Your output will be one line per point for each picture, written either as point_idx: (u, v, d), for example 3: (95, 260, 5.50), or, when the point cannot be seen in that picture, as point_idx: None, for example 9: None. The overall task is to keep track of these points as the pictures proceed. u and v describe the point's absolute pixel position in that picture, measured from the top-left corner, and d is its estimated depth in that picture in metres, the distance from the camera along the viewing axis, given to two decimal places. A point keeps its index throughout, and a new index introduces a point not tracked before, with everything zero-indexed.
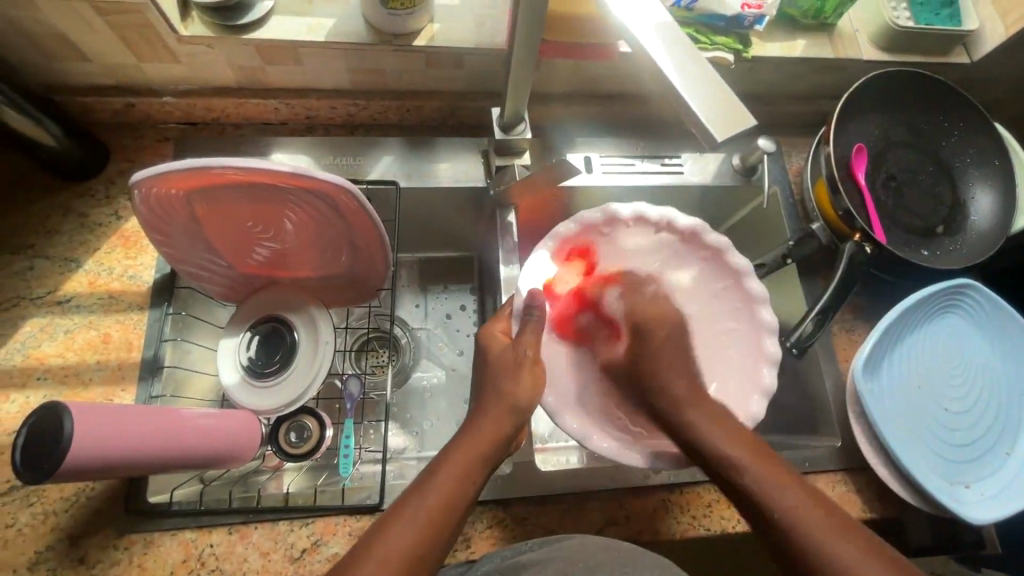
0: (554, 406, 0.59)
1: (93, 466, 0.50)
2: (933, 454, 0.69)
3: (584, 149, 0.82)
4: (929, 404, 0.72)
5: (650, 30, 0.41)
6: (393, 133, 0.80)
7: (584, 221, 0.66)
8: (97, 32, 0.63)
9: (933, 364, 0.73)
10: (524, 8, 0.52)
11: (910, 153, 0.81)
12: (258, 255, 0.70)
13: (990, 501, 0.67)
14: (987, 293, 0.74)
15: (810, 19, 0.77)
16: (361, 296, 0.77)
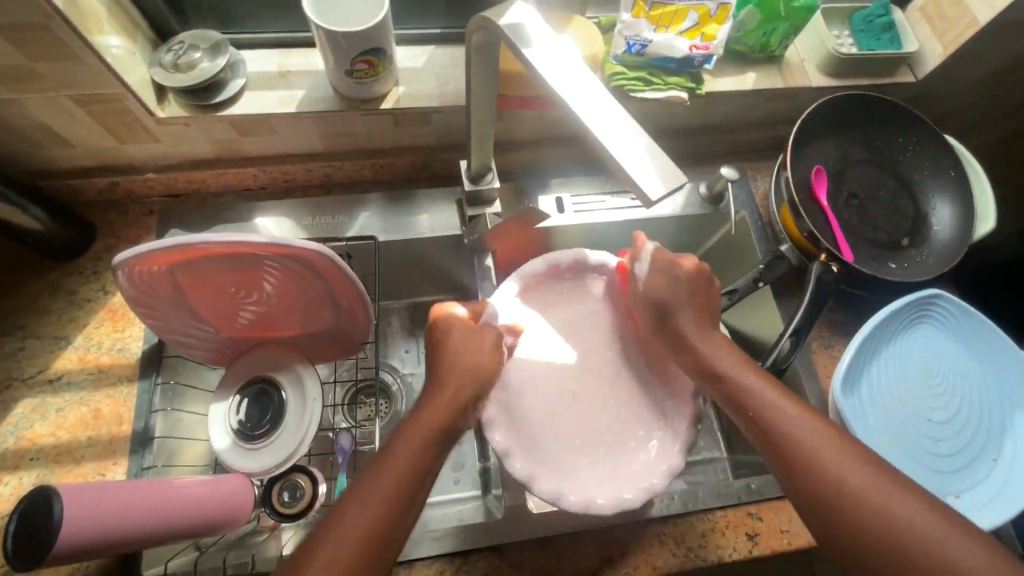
0: (549, 491, 0.60)
1: (86, 545, 0.50)
2: (920, 466, 0.70)
3: (555, 190, 0.85)
4: (912, 415, 0.73)
5: (586, 97, 0.43)
6: (370, 190, 0.83)
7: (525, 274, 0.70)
8: (77, 120, 0.66)
9: (914, 375, 0.75)
10: (476, 74, 0.55)
11: (869, 170, 0.84)
12: (243, 318, 0.72)
13: (983, 510, 0.67)
14: (957, 301, 0.76)
15: (757, 53, 0.81)
16: (347, 351, 0.79)
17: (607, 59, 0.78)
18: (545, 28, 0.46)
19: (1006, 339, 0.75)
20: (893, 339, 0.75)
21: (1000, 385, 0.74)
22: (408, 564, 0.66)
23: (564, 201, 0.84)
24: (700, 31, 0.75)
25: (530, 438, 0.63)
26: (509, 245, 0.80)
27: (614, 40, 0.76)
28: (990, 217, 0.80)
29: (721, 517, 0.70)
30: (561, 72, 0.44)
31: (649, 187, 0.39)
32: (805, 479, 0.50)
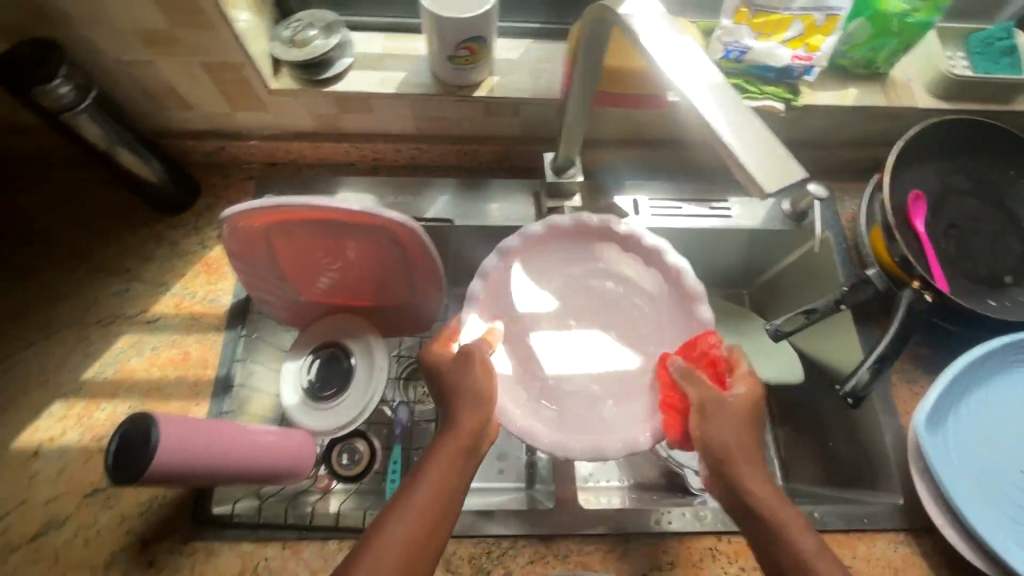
0: (547, 443, 0.59)
1: (173, 471, 0.54)
2: (1008, 519, 0.65)
3: (633, 192, 0.85)
4: (1002, 463, 0.68)
5: (700, 86, 0.42)
6: (453, 175, 0.85)
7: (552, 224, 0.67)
8: (202, 85, 0.71)
9: (1008, 421, 0.69)
10: (582, 63, 0.56)
11: (972, 201, 0.79)
12: (322, 284, 0.75)
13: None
14: None
15: (861, 69, 0.78)
16: (413, 328, 0.81)
17: None
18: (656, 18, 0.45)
19: None
20: (987, 380, 0.70)
21: None
22: (456, 539, 0.66)
23: (640, 204, 0.84)
24: (803, 42, 0.74)
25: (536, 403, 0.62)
26: None
27: (712, 45, 0.75)
28: None
29: None
30: (675, 58, 0.43)
31: (763, 179, 0.37)
32: (770, 551, 0.51)
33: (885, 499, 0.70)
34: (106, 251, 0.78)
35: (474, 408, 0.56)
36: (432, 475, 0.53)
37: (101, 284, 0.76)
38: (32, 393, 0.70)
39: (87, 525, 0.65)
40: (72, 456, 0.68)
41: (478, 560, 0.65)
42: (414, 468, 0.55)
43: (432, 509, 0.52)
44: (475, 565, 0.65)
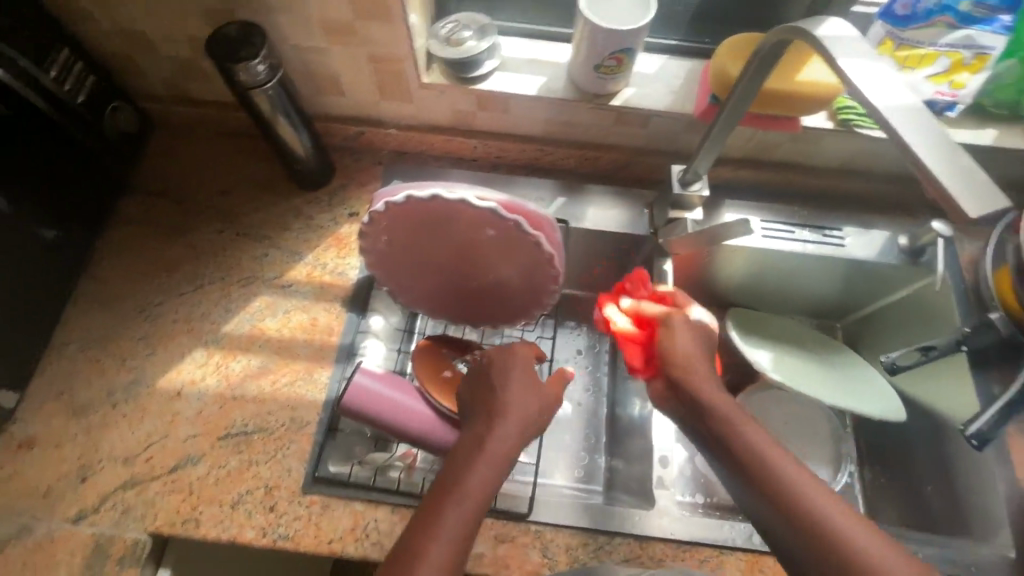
0: (522, 303, 0.79)
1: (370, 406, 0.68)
2: None
3: (746, 210, 0.86)
4: None
5: (904, 110, 0.42)
6: (570, 178, 0.89)
7: (418, 198, 0.64)
8: (361, 74, 0.77)
9: None
10: (750, 71, 0.57)
11: None
12: (417, 281, 0.78)
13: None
14: None
15: (1002, 112, 0.76)
16: (501, 321, 0.82)
17: None
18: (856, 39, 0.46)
19: None
20: None
21: None
22: (555, 527, 0.70)
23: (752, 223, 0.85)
24: (947, 78, 0.74)
25: (499, 303, 0.80)
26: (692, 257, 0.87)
27: None
28: None
29: None
30: (875, 85, 0.44)
31: (972, 207, 0.37)
32: None
33: None
34: (248, 219, 0.85)
35: (501, 457, 0.58)
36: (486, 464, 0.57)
37: (242, 247, 0.83)
38: (178, 339, 0.77)
39: (220, 465, 0.70)
40: (209, 401, 0.73)
41: (576, 551, 0.69)
42: (449, 485, 0.56)
43: (462, 543, 0.53)
44: (571, 554, 0.69)
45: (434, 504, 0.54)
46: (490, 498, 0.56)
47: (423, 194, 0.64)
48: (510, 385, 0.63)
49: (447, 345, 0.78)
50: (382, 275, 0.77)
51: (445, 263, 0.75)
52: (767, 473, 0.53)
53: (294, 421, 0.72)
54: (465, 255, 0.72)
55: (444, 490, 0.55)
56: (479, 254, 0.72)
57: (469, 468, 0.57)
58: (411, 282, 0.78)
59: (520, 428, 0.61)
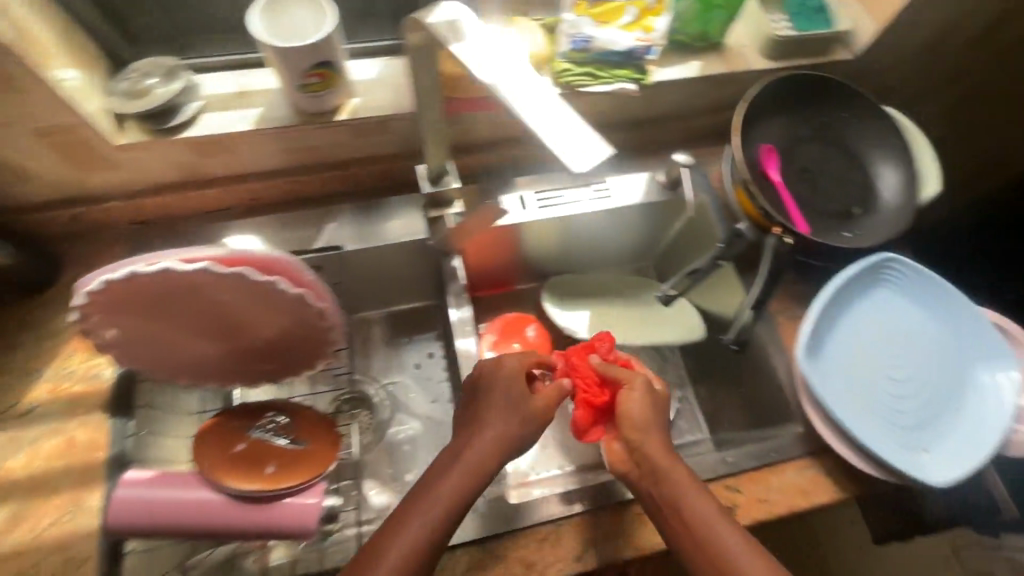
0: (307, 347, 0.74)
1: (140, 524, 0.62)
2: (886, 427, 0.71)
3: (519, 188, 0.89)
4: (874, 380, 0.74)
5: (512, 82, 0.46)
6: (337, 202, 0.85)
7: (113, 279, 0.56)
8: (37, 154, 0.67)
9: (874, 341, 0.76)
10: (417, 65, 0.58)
11: (819, 145, 0.88)
12: (179, 357, 0.70)
13: (950, 467, 0.69)
14: (911, 262, 0.77)
15: (699, 42, 0.83)
16: (294, 369, 0.76)
17: (554, 55, 0.79)
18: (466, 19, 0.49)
19: (963, 297, 0.76)
20: (850, 310, 0.76)
21: (957, 340, 0.76)
22: None
23: (527, 199, 0.88)
24: (639, 25, 0.79)
25: (282, 354, 0.74)
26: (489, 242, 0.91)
27: (560, 39, 0.79)
28: (932, 183, 0.83)
29: None
30: (488, 61, 0.47)
31: (569, 162, 0.43)
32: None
33: (784, 433, 0.78)
34: None
35: (474, 466, 0.61)
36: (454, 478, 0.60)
37: None
38: None
39: None
40: None
41: None
42: (410, 505, 0.59)
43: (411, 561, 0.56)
44: None
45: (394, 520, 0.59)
46: (455, 510, 0.59)
47: (119, 274, 0.56)
48: (493, 400, 0.66)
49: (237, 416, 0.71)
50: (134, 362, 0.68)
51: (199, 331, 0.68)
52: (663, 478, 0.62)
53: (69, 563, 0.62)
54: (218, 320, 0.66)
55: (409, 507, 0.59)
56: (228, 311, 0.65)
57: (437, 483, 0.60)
58: (177, 361, 0.71)
59: (497, 442, 0.63)
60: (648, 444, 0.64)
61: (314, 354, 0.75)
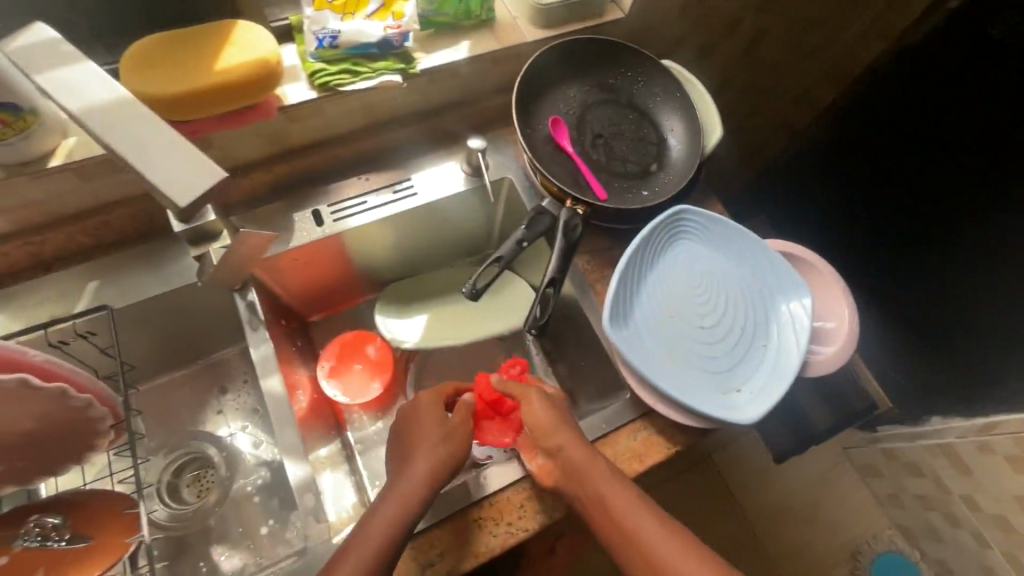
0: (72, 433, 0.64)
1: None
2: (698, 375, 0.73)
3: (313, 203, 0.83)
4: (683, 331, 0.75)
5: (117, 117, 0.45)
6: (98, 256, 0.76)
7: None
8: None
9: (679, 293, 0.77)
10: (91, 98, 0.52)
11: (610, 108, 0.87)
12: None
13: (763, 398, 0.71)
14: (702, 210, 0.78)
15: (464, 20, 0.79)
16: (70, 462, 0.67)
17: (304, 55, 0.72)
18: (73, 53, 0.48)
19: (752, 232, 0.77)
20: (652, 268, 0.77)
21: (756, 276, 0.78)
22: None
23: (323, 213, 0.83)
24: (389, 11, 0.74)
25: (46, 450, 0.64)
26: (298, 266, 0.85)
27: (306, 38, 0.72)
28: (714, 130, 0.85)
29: (535, 484, 0.70)
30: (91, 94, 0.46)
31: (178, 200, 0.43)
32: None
33: (616, 401, 0.78)
34: None
35: (411, 486, 0.62)
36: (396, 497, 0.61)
37: None
38: None
39: None
40: None
41: None
42: (360, 530, 0.59)
43: None
44: None
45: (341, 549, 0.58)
46: (392, 543, 0.58)
47: None
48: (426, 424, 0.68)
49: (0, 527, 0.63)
50: None
51: None
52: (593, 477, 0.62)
53: None
54: None
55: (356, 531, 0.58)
56: None
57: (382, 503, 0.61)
58: None
59: (433, 465, 0.64)
60: (574, 452, 0.64)
61: (88, 440, 0.66)
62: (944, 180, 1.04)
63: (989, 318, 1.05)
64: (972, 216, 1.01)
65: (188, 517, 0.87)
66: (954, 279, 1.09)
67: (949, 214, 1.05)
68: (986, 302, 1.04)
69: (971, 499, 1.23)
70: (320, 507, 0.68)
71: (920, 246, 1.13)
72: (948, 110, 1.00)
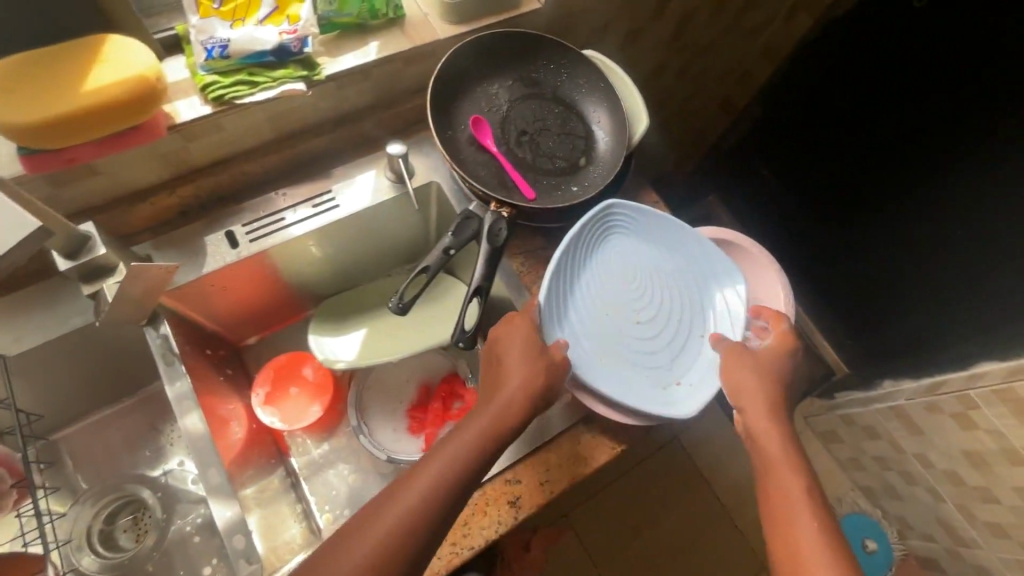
0: None
1: None
2: (635, 372, 0.71)
3: (226, 224, 0.78)
4: (620, 328, 0.73)
5: None
6: None
7: None
8: None
9: (614, 290, 0.75)
10: None
11: (534, 103, 0.84)
12: None
13: (703, 388, 0.71)
14: (631, 205, 0.76)
15: (369, 20, 0.75)
16: None
17: (196, 68, 0.68)
18: None
19: (682, 223, 0.76)
20: (584, 266, 0.74)
21: (688, 266, 0.77)
22: None
23: (238, 234, 0.78)
24: (284, 16, 0.70)
25: None
26: (218, 291, 0.80)
27: (195, 50, 0.67)
28: (642, 118, 0.83)
29: (479, 498, 0.68)
30: None
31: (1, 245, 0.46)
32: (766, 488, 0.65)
33: (560, 403, 0.76)
34: None
35: (475, 432, 0.61)
36: (457, 443, 0.61)
37: None
38: None
39: None
40: None
41: None
42: (422, 464, 0.60)
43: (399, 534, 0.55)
44: None
45: (403, 481, 0.59)
46: (446, 491, 0.58)
47: None
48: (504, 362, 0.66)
49: None
50: None
51: None
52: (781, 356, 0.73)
53: None
54: None
55: (418, 472, 0.59)
56: None
57: (446, 443, 0.61)
58: None
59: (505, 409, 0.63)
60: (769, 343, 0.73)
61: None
62: (893, 166, 1.05)
63: (915, 289, 1.11)
64: (902, 189, 1.05)
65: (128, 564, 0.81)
66: (892, 246, 1.12)
67: (885, 187, 1.08)
68: (913, 278, 1.11)
69: (924, 457, 1.22)
70: (252, 548, 0.64)
71: (857, 218, 1.17)
72: (919, 102, 0.96)
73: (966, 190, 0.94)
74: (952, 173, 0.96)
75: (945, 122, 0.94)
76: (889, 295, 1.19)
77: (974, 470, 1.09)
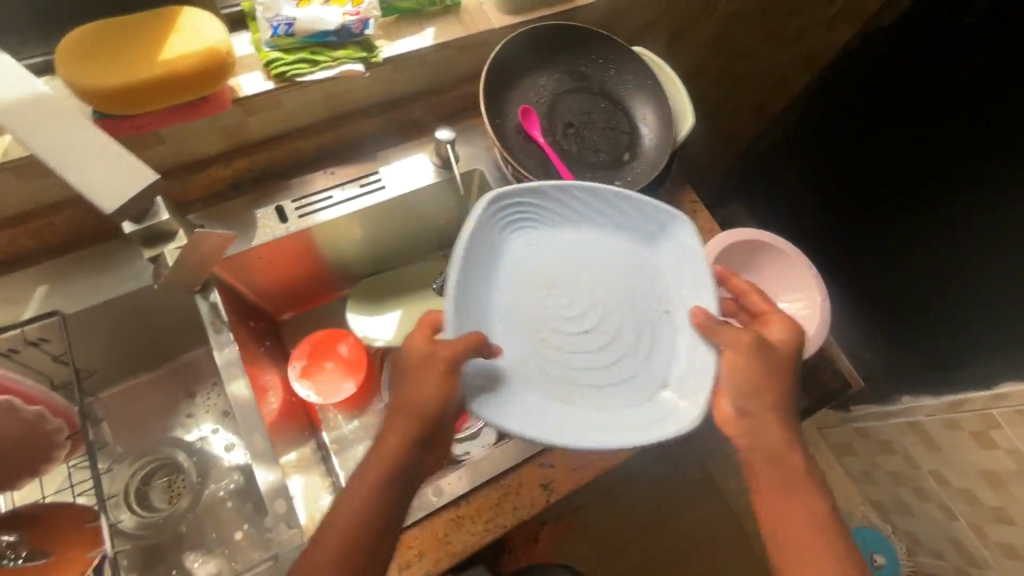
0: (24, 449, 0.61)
1: None
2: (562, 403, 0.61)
3: (276, 199, 0.80)
4: (530, 351, 0.63)
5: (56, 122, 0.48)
6: (46, 258, 0.72)
7: None
8: None
9: (532, 297, 0.65)
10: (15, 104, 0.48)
11: (581, 96, 0.85)
12: None
13: (700, 368, 0.62)
14: (527, 187, 0.65)
15: (427, 7, 0.76)
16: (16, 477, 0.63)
17: (260, 45, 0.70)
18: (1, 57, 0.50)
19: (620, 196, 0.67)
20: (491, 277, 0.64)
21: (617, 264, 0.68)
22: None
23: (287, 209, 0.79)
24: None
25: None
26: (264, 263, 0.82)
27: (261, 26, 0.69)
28: (687, 117, 0.84)
29: (513, 479, 0.70)
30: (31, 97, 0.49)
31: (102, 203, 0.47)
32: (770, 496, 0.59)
33: None
34: None
35: (398, 431, 0.57)
36: (391, 440, 0.57)
37: None
38: None
39: None
40: None
41: None
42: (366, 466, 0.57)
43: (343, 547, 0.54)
44: None
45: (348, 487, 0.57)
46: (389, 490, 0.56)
47: None
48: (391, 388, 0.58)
49: None
50: None
51: None
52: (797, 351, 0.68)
53: None
54: None
55: (358, 475, 0.57)
56: None
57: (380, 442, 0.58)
58: None
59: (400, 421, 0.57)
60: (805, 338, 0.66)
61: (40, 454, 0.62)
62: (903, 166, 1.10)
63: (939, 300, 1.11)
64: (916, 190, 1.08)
65: (162, 523, 0.83)
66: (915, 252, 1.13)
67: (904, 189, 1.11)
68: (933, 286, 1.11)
69: (940, 474, 1.20)
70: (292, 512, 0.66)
71: (884, 224, 1.18)
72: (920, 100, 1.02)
73: (968, 185, 0.98)
74: (969, 167, 0.97)
75: (946, 120, 0.98)
76: (919, 299, 1.16)
77: (990, 490, 1.07)
